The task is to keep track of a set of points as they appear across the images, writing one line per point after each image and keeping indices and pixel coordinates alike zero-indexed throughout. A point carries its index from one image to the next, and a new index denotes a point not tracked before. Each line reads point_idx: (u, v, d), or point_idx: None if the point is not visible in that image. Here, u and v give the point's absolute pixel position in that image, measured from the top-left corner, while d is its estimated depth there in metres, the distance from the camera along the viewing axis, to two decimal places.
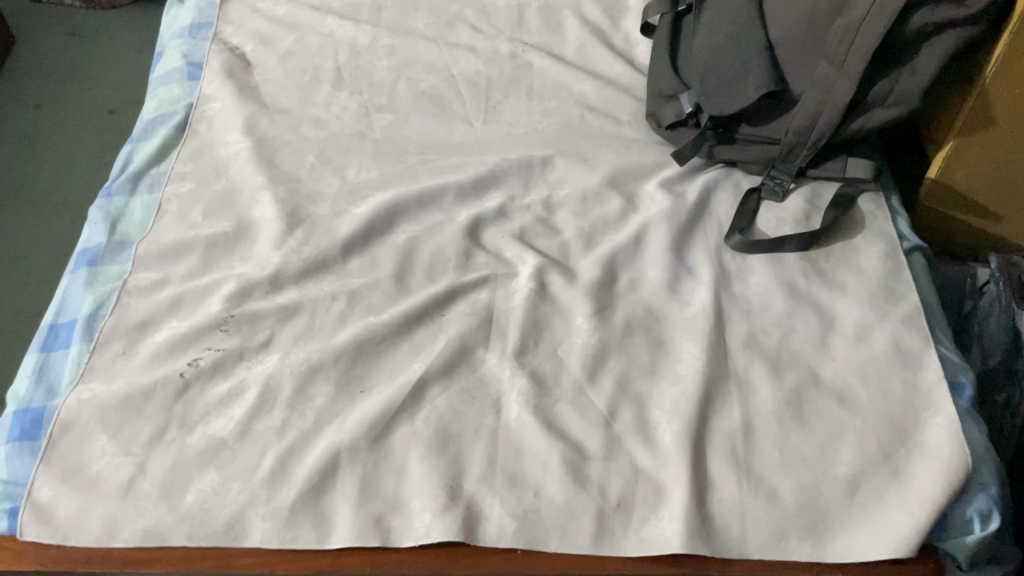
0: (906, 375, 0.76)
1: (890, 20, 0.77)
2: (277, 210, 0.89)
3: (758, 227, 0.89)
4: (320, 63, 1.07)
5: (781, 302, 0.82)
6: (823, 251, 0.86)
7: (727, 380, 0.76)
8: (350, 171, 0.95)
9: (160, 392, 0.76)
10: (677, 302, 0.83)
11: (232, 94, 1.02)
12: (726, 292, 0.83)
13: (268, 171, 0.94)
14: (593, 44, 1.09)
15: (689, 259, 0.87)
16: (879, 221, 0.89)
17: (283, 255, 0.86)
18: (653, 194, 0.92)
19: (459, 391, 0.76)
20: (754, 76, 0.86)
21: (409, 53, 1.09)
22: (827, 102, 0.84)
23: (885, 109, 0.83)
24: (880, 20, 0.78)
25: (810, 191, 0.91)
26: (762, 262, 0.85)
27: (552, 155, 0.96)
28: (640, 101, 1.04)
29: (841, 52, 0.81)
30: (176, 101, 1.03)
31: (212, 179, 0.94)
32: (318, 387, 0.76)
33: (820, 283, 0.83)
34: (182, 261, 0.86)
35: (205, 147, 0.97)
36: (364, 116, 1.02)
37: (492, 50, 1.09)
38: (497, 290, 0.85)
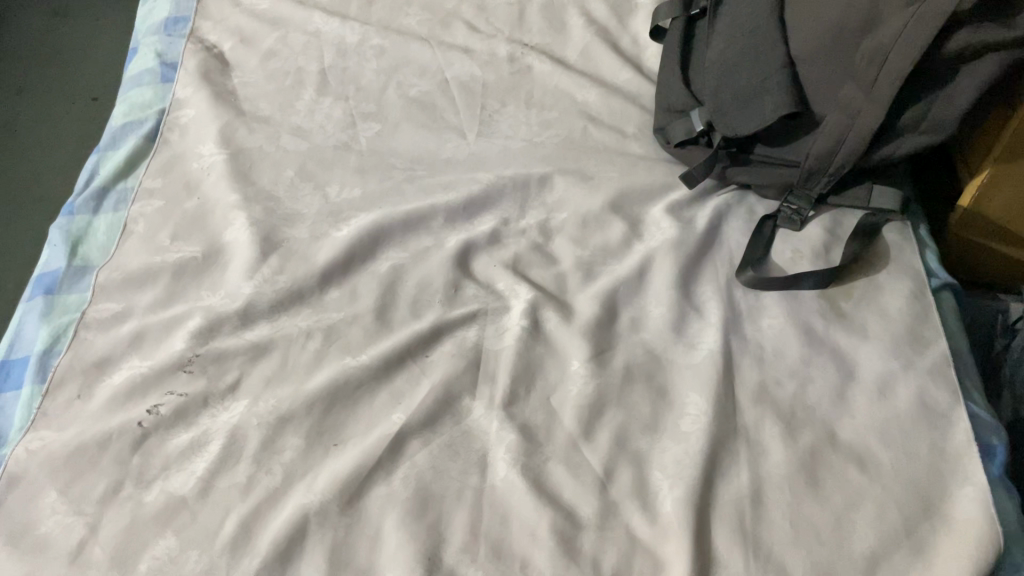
0: (933, 436, 0.69)
1: (927, 41, 0.69)
2: (250, 234, 0.82)
3: (772, 260, 0.82)
4: (303, 65, 0.99)
5: (796, 348, 0.75)
6: (843, 289, 0.79)
7: (735, 438, 0.70)
8: (332, 188, 0.88)
9: (116, 443, 0.70)
10: (683, 345, 0.76)
11: (207, 99, 0.94)
12: (736, 335, 0.76)
13: (243, 187, 0.87)
14: (599, 47, 1.01)
15: (697, 295, 0.79)
16: (906, 255, 0.81)
17: (256, 285, 0.79)
18: (659, 219, 0.85)
19: (442, 446, 0.70)
20: (773, 95, 0.78)
21: (399, 55, 1.01)
22: (853, 127, 0.76)
23: (916, 137, 0.76)
24: (915, 40, 0.70)
25: (831, 219, 0.84)
26: (776, 300, 0.78)
27: (551, 172, 0.89)
28: (648, 112, 0.96)
29: (871, 73, 0.73)
30: (148, 106, 0.96)
31: (182, 196, 0.87)
32: (288, 439, 0.70)
33: (839, 326, 0.76)
34: (147, 290, 0.80)
35: (176, 159, 0.90)
36: (349, 126, 0.94)
37: (490, 52, 1.01)
38: (487, 327, 0.78)
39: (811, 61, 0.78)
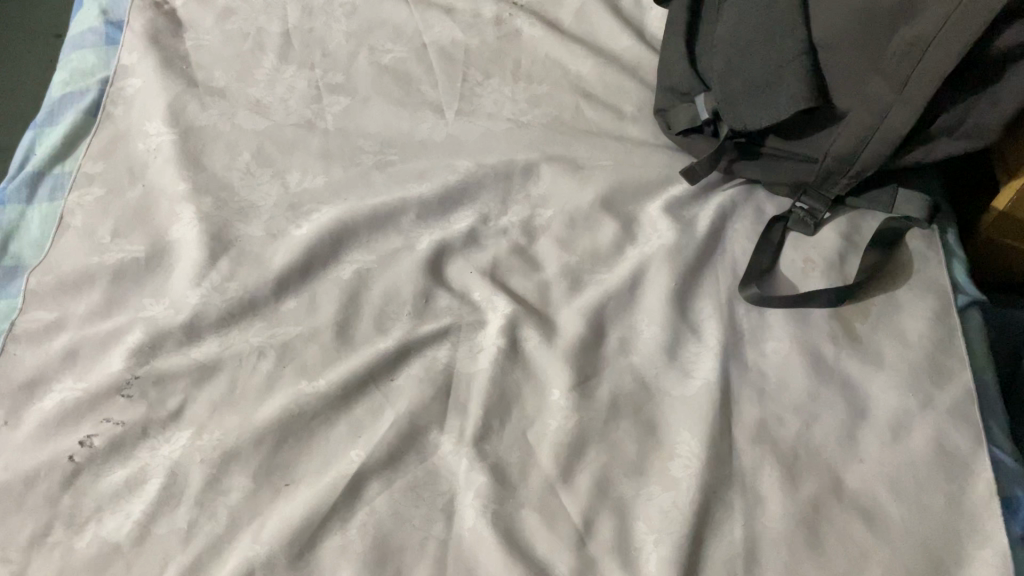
0: (950, 488, 0.62)
1: (972, 40, 0.59)
2: (199, 232, 0.74)
3: (781, 271, 0.73)
4: (264, 26, 0.89)
5: (803, 378, 0.67)
6: (859, 308, 0.71)
7: (730, 485, 0.63)
8: (292, 175, 0.79)
9: (45, 480, 0.63)
10: (677, 371, 0.68)
11: (155, 67, 0.84)
12: (737, 361, 0.68)
13: (193, 174, 0.78)
14: (596, 8, 0.89)
15: (695, 311, 0.71)
16: (930, 267, 0.72)
17: (203, 295, 0.71)
18: (656, 220, 0.76)
19: (405, 488, 0.63)
20: (789, 87, 0.68)
21: (372, 15, 0.90)
22: (880, 129, 0.66)
23: (953, 142, 0.66)
24: (958, 38, 0.60)
25: (848, 223, 0.75)
26: (783, 320, 0.70)
27: (537, 160, 0.80)
28: (649, 88, 0.86)
29: (904, 69, 0.63)
30: (90, 73, 0.85)
31: (125, 184, 0.78)
32: (234, 479, 0.63)
33: (852, 353, 0.68)
34: (84, 297, 0.72)
35: (120, 138, 0.81)
36: (314, 101, 0.84)
37: (474, 13, 0.90)
38: (459, 347, 0.70)
39: (834, 47, 0.67)
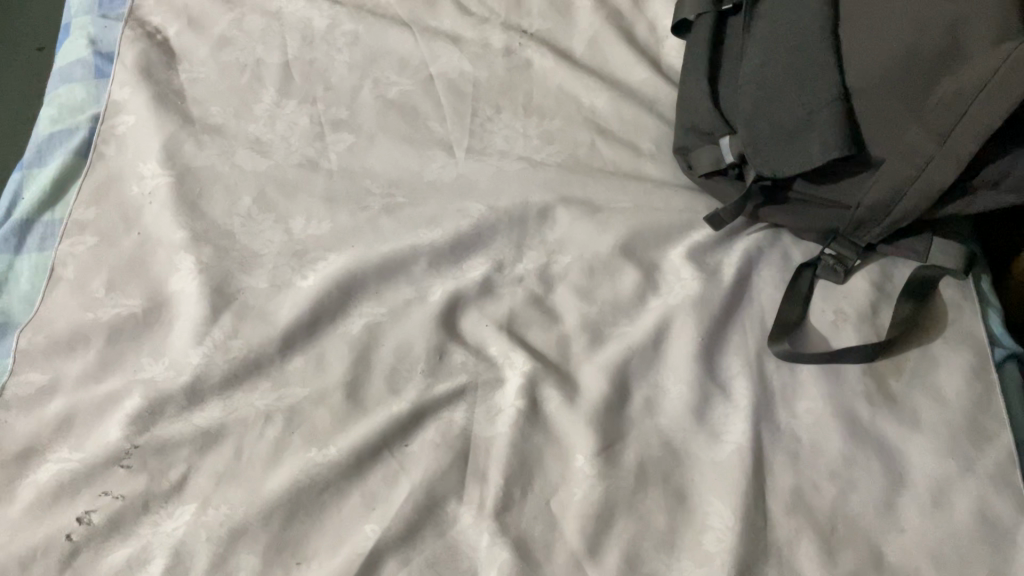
0: (994, 560, 0.59)
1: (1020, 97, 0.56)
2: (199, 285, 0.70)
3: (810, 323, 0.70)
4: (262, 56, 0.84)
5: (838, 441, 0.64)
6: (893, 363, 0.68)
7: (765, 559, 0.60)
8: (296, 220, 0.75)
9: (42, 562, 0.59)
10: (706, 434, 0.65)
11: (148, 103, 0.80)
12: (768, 423, 0.65)
13: (191, 221, 0.74)
14: (610, 37, 0.86)
15: (722, 368, 0.68)
16: (965, 318, 0.70)
17: (205, 355, 0.67)
18: (679, 268, 0.73)
19: (424, 565, 0.60)
20: (820, 134, 0.65)
21: (375, 44, 0.85)
22: (916, 180, 0.63)
23: (994, 195, 0.62)
24: (1005, 95, 0.57)
25: (879, 271, 0.72)
26: (815, 377, 0.67)
27: (553, 203, 0.76)
28: (667, 123, 0.82)
29: (948, 118, 0.60)
30: (79, 110, 0.81)
31: (120, 232, 0.74)
32: (243, 558, 0.60)
33: (888, 413, 0.65)
34: (78, 357, 0.68)
35: (113, 181, 0.77)
36: (317, 138, 0.80)
37: (482, 42, 0.86)
38: (477, 408, 0.67)
39: (870, 93, 0.64)
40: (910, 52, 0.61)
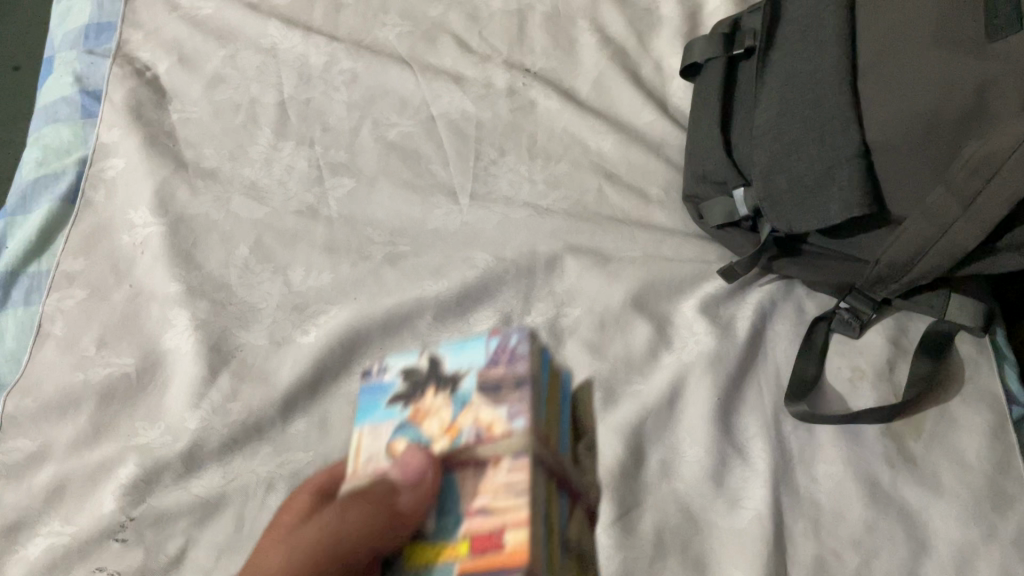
0: None
1: None
2: (195, 342, 0.67)
3: (827, 381, 0.69)
4: (257, 95, 0.81)
5: (859, 507, 0.63)
6: (912, 423, 0.66)
7: None
8: (295, 272, 0.72)
9: None
10: (724, 501, 0.63)
11: (139, 146, 0.77)
12: (787, 489, 0.64)
13: (185, 273, 0.71)
14: (615, 77, 0.84)
15: (738, 428, 0.66)
16: (984, 374, 0.68)
17: (203, 418, 0.65)
18: (692, 322, 0.71)
19: None
20: (841, 189, 0.62)
21: (374, 83, 0.83)
22: (939, 241, 0.61)
23: (1018, 258, 0.61)
24: None
25: (895, 325, 0.71)
26: (834, 439, 0.66)
27: (561, 253, 0.74)
28: (676, 167, 0.80)
29: (976, 181, 0.58)
30: (65, 151, 0.78)
31: (111, 285, 0.71)
32: None
33: (908, 478, 0.64)
34: (68, 420, 0.65)
35: (102, 229, 0.74)
36: (316, 182, 0.77)
37: (485, 81, 0.83)
38: None
39: (891, 151, 0.61)
40: (936, 110, 0.58)
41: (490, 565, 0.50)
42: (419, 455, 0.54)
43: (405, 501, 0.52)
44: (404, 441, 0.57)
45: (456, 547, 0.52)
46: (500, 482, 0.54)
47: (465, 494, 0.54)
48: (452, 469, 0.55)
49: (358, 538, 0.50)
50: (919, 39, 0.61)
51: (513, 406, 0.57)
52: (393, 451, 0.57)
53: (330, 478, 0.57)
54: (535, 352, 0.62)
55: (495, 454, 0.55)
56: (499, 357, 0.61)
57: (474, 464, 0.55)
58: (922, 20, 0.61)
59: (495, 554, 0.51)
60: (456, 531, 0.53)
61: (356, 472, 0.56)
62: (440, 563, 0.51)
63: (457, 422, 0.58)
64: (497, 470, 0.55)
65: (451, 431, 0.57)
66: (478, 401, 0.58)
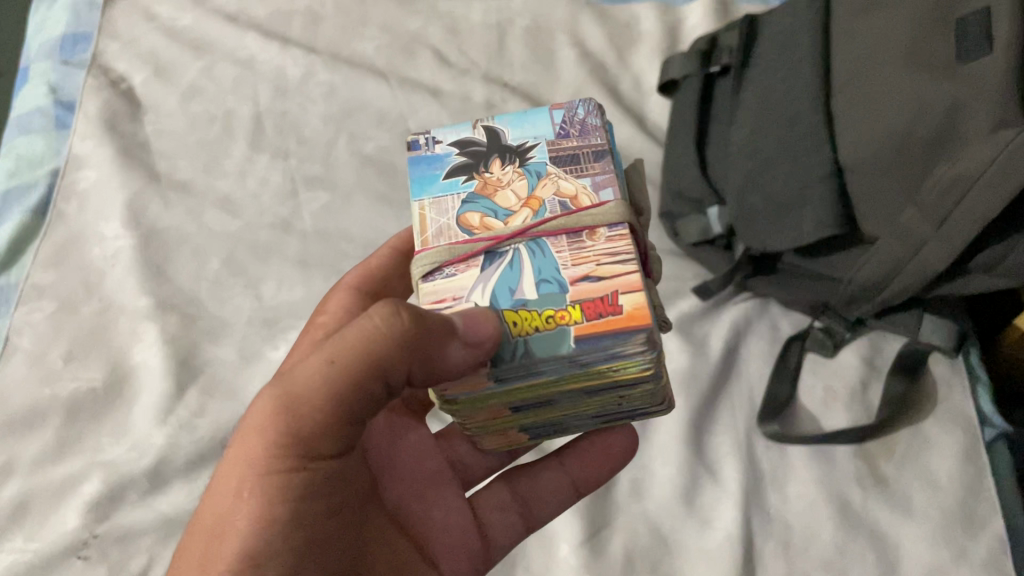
0: None
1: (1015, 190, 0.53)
2: (164, 357, 0.67)
3: (801, 401, 0.69)
4: (233, 107, 0.81)
5: (829, 528, 0.62)
6: (884, 444, 0.66)
7: None
8: (267, 286, 0.72)
9: None
10: (695, 522, 0.63)
11: (112, 158, 0.76)
12: (758, 510, 0.63)
13: (156, 286, 0.70)
14: (594, 92, 0.83)
15: (711, 447, 0.66)
16: (957, 394, 0.68)
17: (170, 434, 0.64)
18: (665, 341, 0.71)
19: None
20: (812, 211, 0.63)
21: (352, 95, 0.82)
22: (909, 263, 0.61)
23: (988, 279, 0.61)
24: (999, 187, 0.54)
25: (870, 345, 0.70)
26: (805, 460, 0.65)
27: None
28: (652, 183, 0.80)
29: (943, 205, 0.57)
30: (37, 163, 0.77)
31: (80, 298, 0.70)
32: None
33: (878, 499, 0.64)
34: (34, 436, 0.64)
35: (73, 242, 0.73)
36: (290, 195, 0.77)
37: (463, 95, 0.83)
38: None
39: (863, 172, 0.61)
40: (905, 132, 0.58)
41: (607, 328, 0.39)
42: (491, 317, 0.39)
43: (454, 356, 0.37)
44: (476, 214, 0.45)
45: (562, 313, 0.40)
46: (599, 250, 0.42)
47: (562, 263, 0.42)
48: (540, 233, 0.43)
49: (391, 341, 0.38)
50: (891, 60, 0.60)
51: (597, 178, 0.45)
52: (468, 226, 0.44)
53: (365, 277, 0.57)
54: (610, 138, 0.48)
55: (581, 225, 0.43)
56: (568, 130, 0.48)
57: (565, 238, 0.43)
58: (895, 40, 0.60)
59: (614, 317, 0.39)
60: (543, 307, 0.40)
61: (423, 247, 0.44)
62: (544, 329, 0.39)
63: (536, 194, 0.45)
64: (592, 239, 0.43)
65: (531, 191, 0.45)
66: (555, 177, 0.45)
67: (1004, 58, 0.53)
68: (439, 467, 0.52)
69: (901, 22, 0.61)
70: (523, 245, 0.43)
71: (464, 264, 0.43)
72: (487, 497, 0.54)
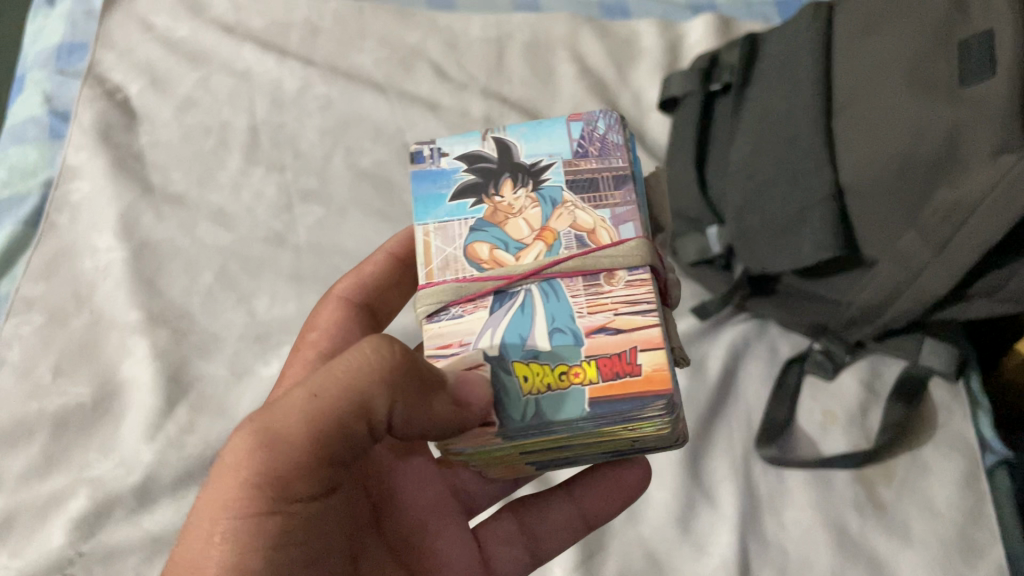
0: None
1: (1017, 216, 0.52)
2: (154, 371, 0.66)
3: (799, 425, 0.68)
4: (229, 119, 0.80)
5: (826, 555, 0.61)
6: (882, 469, 0.65)
7: None
8: (260, 301, 0.71)
9: None
10: (690, 546, 0.62)
11: (105, 170, 0.75)
12: (754, 535, 0.62)
13: (147, 300, 0.70)
14: (593, 108, 0.83)
15: (707, 470, 0.65)
16: (956, 420, 0.67)
17: (158, 451, 0.63)
18: None
19: None
20: (812, 231, 0.62)
21: (348, 109, 0.82)
22: (910, 286, 0.60)
23: (988, 304, 0.60)
24: (1001, 212, 0.53)
25: (869, 368, 0.70)
26: (803, 485, 0.65)
27: None
28: None
29: (944, 230, 0.56)
30: (29, 173, 0.76)
31: (70, 311, 0.69)
32: None
33: (876, 525, 0.63)
34: (20, 451, 0.63)
35: (64, 253, 0.72)
36: (284, 209, 0.76)
37: (461, 110, 0.82)
38: None
39: (865, 194, 0.60)
40: (907, 155, 0.57)
41: (623, 392, 0.38)
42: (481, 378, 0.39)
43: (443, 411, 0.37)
44: (484, 245, 0.43)
45: (576, 369, 0.39)
46: (617, 297, 0.41)
47: (577, 309, 0.41)
48: (553, 274, 0.42)
49: (379, 376, 0.37)
50: (893, 82, 0.59)
51: (616, 210, 0.44)
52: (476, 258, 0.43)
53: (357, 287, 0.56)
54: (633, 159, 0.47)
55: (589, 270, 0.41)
56: (586, 148, 0.46)
57: (581, 280, 0.42)
58: (898, 60, 0.60)
59: (631, 378, 0.39)
60: (556, 361, 0.40)
61: (428, 280, 0.43)
62: (556, 388, 0.39)
63: (550, 226, 0.44)
64: (608, 284, 0.42)
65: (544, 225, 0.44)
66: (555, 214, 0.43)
67: (1007, 82, 0.52)
68: (439, 495, 0.51)
69: (904, 42, 0.60)
70: (536, 287, 0.42)
71: (471, 305, 0.42)
72: (493, 528, 0.53)
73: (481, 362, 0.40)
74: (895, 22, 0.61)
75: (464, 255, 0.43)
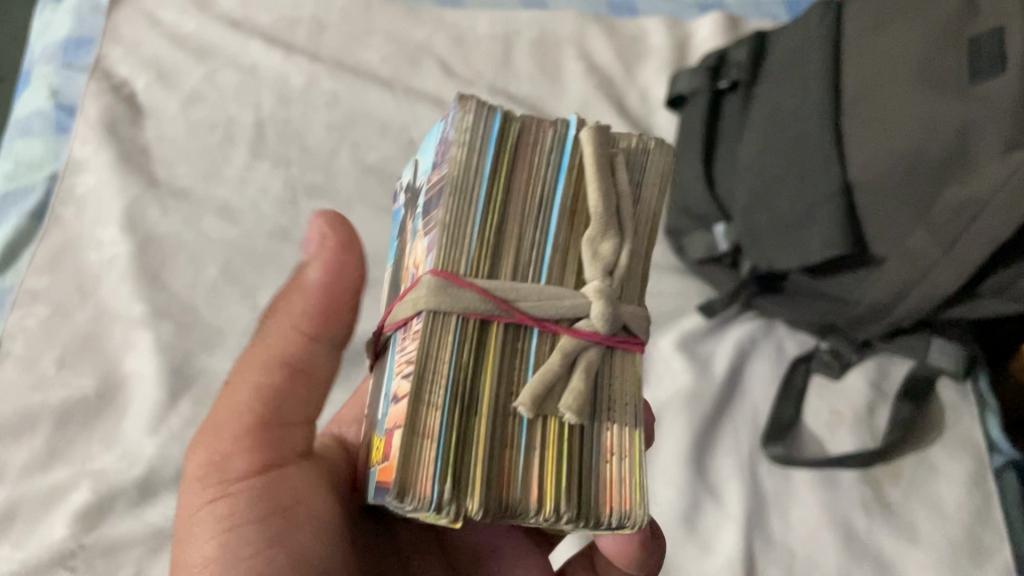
0: None
1: None
2: (158, 365, 0.66)
3: (805, 423, 0.67)
4: (235, 113, 0.80)
5: (833, 554, 0.61)
6: (890, 469, 0.65)
7: None
8: (265, 295, 0.71)
9: None
10: (696, 544, 0.61)
11: (111, 163, 0.75)
12: (761, 534, 0.62)
13: (152, 294, 0.69)
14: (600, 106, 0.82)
15: (713, 469, 0.65)
16: (964, 419, 0.66)
17: (162, 444, 0.63)
18: (669, 359, 0.69)
19: None
20: (820, 228, 0.61)
21: (355, 104, 0.82)
22: (918, 284, 0.59)
23: (997, 303, 0.59)
24: (1012, 209, 0.53)
25: (876, 367, 0.69)
26: (810, 483, 0.64)
27: None
28: None
29: (953, 227, 0.56)
30: (35, 166, 0.76)
31: (74, 304, 0.69)
32: None
33: (884, 526, 0.62)
34: (22, 444, 0.63)
35: (69, 246, 0.72)
36: (290, 204, 0.76)
37: None
38: None
39: (873, 191, 0.60)
40: (917, 152, 0.57)
41: (379, 483, 0.32)
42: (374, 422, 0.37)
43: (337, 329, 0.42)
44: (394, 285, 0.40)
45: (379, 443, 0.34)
46: (404, 360, 0.33)
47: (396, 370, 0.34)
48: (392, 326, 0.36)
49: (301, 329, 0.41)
50: (903, 79, 0.59)
51: (429, 237, 0.33)
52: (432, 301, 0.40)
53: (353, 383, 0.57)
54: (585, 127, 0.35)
55: (405, 312, 0.33)
56: (438, 156, 0.34)
57: (405, 332, 0.34)
58: (908, 57, 0.59)
59: (383, 468, 0.31)
60: (381, 430, 0.34)
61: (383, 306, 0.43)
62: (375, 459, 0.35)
63: (414, 259, 0.36)
64: (408, 338, 0.33)
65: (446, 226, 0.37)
66: (422, 225, 0.35)
67: (1016, 78, 0.52)
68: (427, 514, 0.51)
69: (914, 40, 0.59)
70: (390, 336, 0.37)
71: (375, 353, 0.40)
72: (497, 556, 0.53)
73: (370, 441, 0.38)
74: (904, 21, 0.61)
75: (392, 293, 0.40)
